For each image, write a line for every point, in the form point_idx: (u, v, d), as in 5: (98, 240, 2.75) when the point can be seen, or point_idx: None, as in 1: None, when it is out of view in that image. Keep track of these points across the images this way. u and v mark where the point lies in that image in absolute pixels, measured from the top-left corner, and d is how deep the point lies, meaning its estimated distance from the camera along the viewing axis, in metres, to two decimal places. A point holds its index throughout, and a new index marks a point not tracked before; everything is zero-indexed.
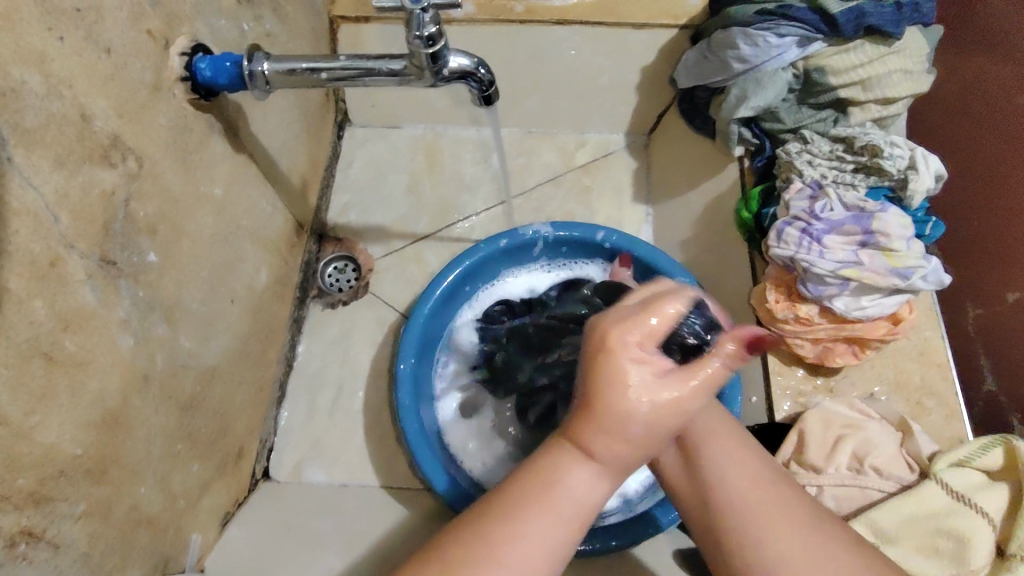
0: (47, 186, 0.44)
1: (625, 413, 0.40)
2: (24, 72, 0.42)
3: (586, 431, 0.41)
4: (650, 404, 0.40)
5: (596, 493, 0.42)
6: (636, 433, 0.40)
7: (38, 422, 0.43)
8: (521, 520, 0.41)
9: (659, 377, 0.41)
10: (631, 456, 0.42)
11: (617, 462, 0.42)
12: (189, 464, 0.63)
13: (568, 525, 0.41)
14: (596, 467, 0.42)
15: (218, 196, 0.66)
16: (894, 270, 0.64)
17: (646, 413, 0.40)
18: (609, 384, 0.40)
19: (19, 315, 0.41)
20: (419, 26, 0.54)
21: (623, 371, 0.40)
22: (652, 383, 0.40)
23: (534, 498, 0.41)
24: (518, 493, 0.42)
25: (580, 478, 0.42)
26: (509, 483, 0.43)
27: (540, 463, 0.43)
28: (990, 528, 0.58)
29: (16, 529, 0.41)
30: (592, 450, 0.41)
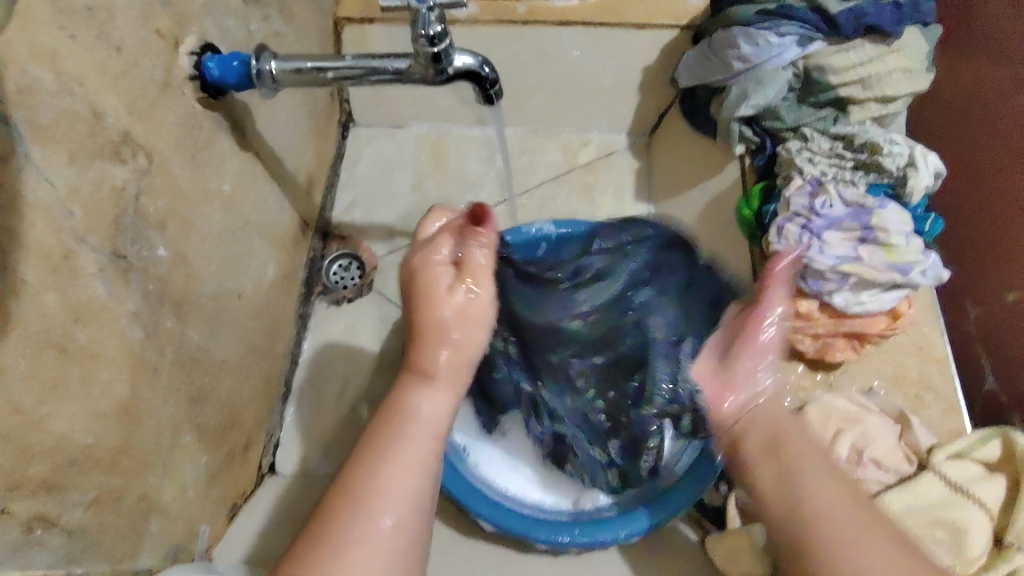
0: (60, 181, 0.45)
1: (442, 331, 0.52)
2: (37, 70, 0.43)
3: (420, 363, 0.53)
4: (450, 306, 0.52)
5: (442, 400, 0.53)
6: (447, 336, 0.52)
7: (50, 412, 0.44)
8: (389, 456, 0.50)
9: (437, 290, 0.53)
10: (455, 360, 0.53)
11: (449, 373, 0.53)
12: (198, 456, 0.64)
13: (426, 448, 0.51)
14: (435, 389, 0.53)
15: (227, 192, 0.67)
16: (892, 266, 0.65)
17: (450, 323, 0.52)
18: (423, 310, 0.53)
19: (33, 307, 0.42)
20: (424, 26, 0.55)
21: (429, 303, 0.52)
22: (444, 296, 0.52)
23: (396, 432, 0.51)
24: (381, 431, 0.52)
25: (428, 403, 0.52)
26: (378, 422, 0.53)
27: (394, 405, 0.53)
28: (986, 518, 0.59)
29: (30, 515, 0.43)
30: (427, 378, 0.52)
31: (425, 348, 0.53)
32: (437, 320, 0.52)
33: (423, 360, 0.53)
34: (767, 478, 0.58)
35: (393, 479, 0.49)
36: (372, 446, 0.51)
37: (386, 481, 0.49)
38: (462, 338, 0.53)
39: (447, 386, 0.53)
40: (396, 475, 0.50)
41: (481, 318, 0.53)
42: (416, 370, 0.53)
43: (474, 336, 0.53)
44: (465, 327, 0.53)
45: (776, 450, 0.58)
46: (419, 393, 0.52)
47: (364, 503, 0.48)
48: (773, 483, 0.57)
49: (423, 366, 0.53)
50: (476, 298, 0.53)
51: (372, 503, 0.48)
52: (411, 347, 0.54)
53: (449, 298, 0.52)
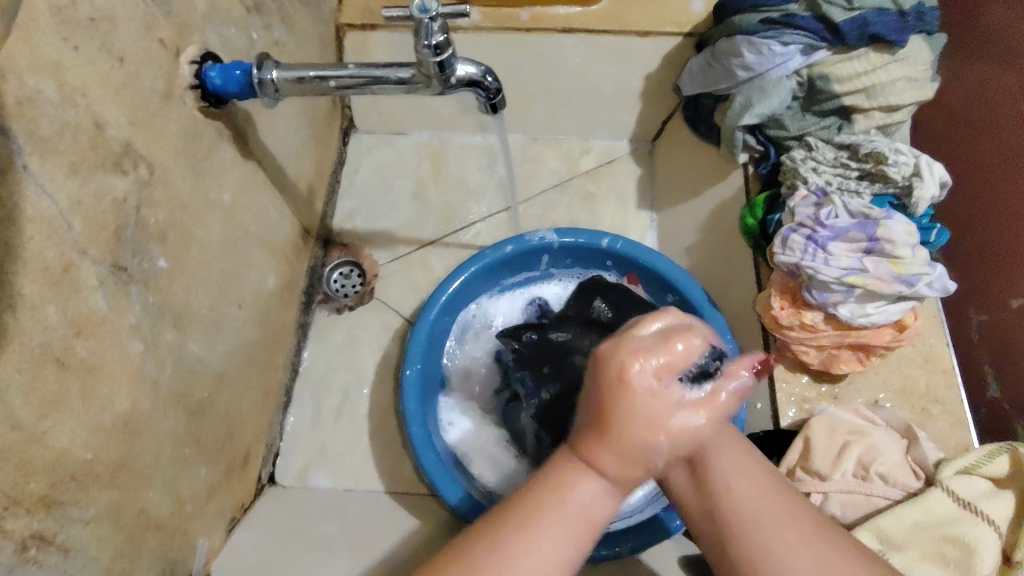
0: (62, 193, 0.44)
1: (646, 436, 0.43)
2: (38, 81, 0.42)
3: (596, 450, 0.44)
4: (665, 430, 0.43)
5: (608, 505, 0.45)
6: (646, 447, 0.43)
7: (50, 426, 0.44)
8: (535, 523, 0.43)
9: (665, 398, 0.43)
10: (630, 469, 0.44)
11: (627, 472, 0.44)
12: (197, 469, 0.63)
13: (580, 531, 0.43)
14: (605, 482, 0.44)
15: (227, 203, 0.66)
16: (899, 278, 0.64)
17: (649, 438, 0.43)
18: (620, 410, 0.43)
19: (33, 321, 0.42)
20: (427, 36, 0.54)
21: (631, 402, 0.43)
22: (662, 409, 0.43)
23: (543, 507, 0.43)
24: (532, 494, 0.44)
25: (589, 495, 0.44)
26: (521, 492, 0.45)
27: (553, 476, 0.45)
28: (996, 535, 0.58)
29: (27, 532, 0.42)
30: (601, 466, 0.44)
31: (616, 442, 0.43)
32: (624, 421, 0.43)
33: (596, 449, 0.44)
34: (687, 497, 0.47)
35: (547, 551, 0.42)
36: (518, 507, 0.44)
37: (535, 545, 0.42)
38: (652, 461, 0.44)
39: (618, 484, 0.44)
40: (546, 547, 0.42)
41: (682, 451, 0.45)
42: (584, 458, 0.45)
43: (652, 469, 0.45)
44: (657, 446, 0.43)
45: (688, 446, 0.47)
46: (585, 475, 0.44)
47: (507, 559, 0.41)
48: (691, 498, 0.47)
49: (592, 451, 0.44)
50: (694, 430, 0.44)
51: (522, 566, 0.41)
52: (589, 438, 0.45)
53: (674, 422, 0.43)
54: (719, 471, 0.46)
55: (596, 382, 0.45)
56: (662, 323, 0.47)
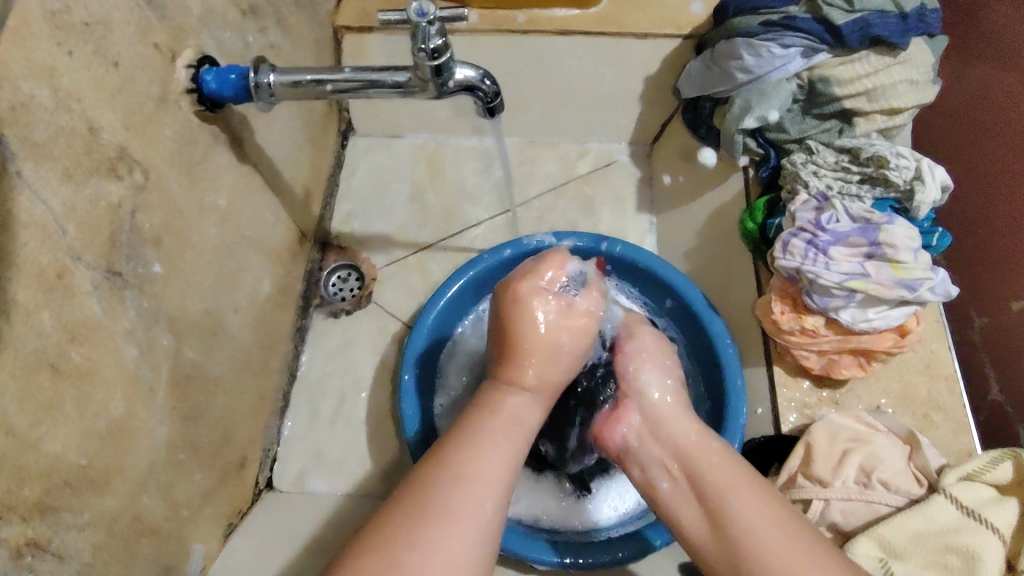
0: (56, 199, 0.44)
1: (542, 342, 0.57)
2: (33, 86, 0.42)
3: (517, 373, 0.56)
4: (548, 329, 0.57)
5: (530, 412, 0.55)
6: (547, 355, 0.57)
7: (44, 433, 0.43)
8: (479, 447, 0.50)
9: (554, 310, 0.58)
10: (552, 375, 0.57)
11: (540, 384, 0.56)
12: (193, 474, 0.63)
13: (514, 441, 0.52)
14: (525, 392, 0.55)
15: (223, 207, 0.66)
16: (901, 282, 0.63)
17: (541, 345, 0.57)
18: (524, 323, 0.57)
19: (26, 327, 0.41)
20: (424, 39, 0.54)
21: (527, 317, 0.58)
22: (548, 317, 0.58)
23: (482, 420, 0.53)
24: (472, 417, 0.54)
25: (518, 400, 0.55)
26: (467, 414, 0.54)
27: (484, 395, 0.56)
28: (1000, 544, 0.57)
29: (21, 540, 0.41)
30: (518, 381, 0.56)
31: (525, 358, 0.57)
32: (530, 338, 0.57)
33: (518, 370, 0.56)
34: (694, 522, 0.52)
35: (488, 473, 0.49)
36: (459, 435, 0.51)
37: (474, 461, 0.49)
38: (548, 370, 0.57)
39: (534, 391, 0.56)
40: (486, 471, 0.49)
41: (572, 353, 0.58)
42: (507, 376, 0.56)
43: (564, 361, 0.58)
44: (556, 352, 0.57)
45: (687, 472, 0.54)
46: (511, 394, 0.55)
47: (462, 486, 0.47)
48: (703, 529, 0.51)
49: (517, 374, 0.56)
50: (577, 324, 0.59)
51: (473, 490, 0.47)
52: (509, 361, 0.57)
53: (563, 322, 0.58)
54: (730, 500, 0.50)
55: (499, 306, 0.61)
56: (553, 272, 0.60)
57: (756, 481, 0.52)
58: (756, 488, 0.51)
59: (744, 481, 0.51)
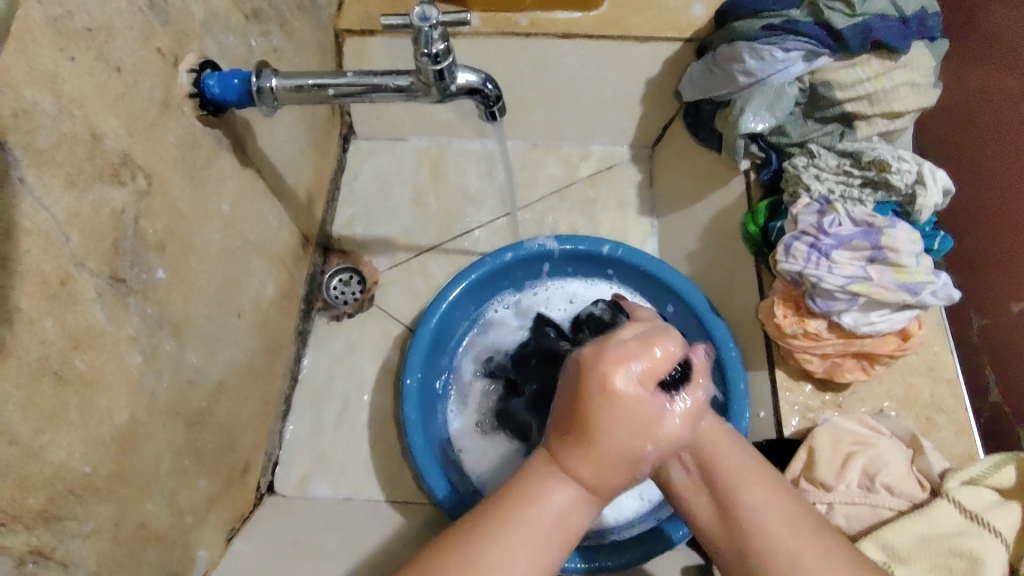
0: (59, 206, 0.44)
1: (626, 448, 0.45)
2: (36, 93, 0.42)
3: (580, 465, 0.46)
4: (640, 438, 0.46)
5: (579, 506, 0.47)
6: (627, 460, 0.46)
7: (48, 441, 0.43)
8: (507, 543, 0.45)
9: (646, 404, 0.46)
10: (621, 476, 0.46)
11: (603, 484, 0.46)
12: (197, 479, 0.63)
13: (549, 544, 0.46)
14: (580, 488, 0.47)
15: (226, 211, 0.66)
16: (904, 286, 0.64)
17: (629, 451, 0.45)
18: (603, 420, 0.45)
19: (30, 335, 0.41)
20: (428, 44, 0.54)
21: (616, 416, 0.45)
22: (634, 417, 0.45)
23: (518, 513, 0.46)
24: (505, 505, 0.47)
25: (566, 501, 0.46)
26: (500, 496, 0.48)
27: (529, 481, 0.47)
28: (1004, 547, 0.57)
29: (25, 549, 0.41)
30: (576, 473, 0.46)
31: (596, 455, 0.45)
32: (613, 442, 0.45)
33: (577, 459, 0.46)
34: (703, 511, 0.50)
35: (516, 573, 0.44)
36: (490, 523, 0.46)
37: (502, 564, 0.44)
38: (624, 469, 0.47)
39: (594, 491, 0.47)
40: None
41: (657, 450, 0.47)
42: (560, 462, 0.47)
43: (639, 460, 0.47)
44: (638, 456, 0.46)
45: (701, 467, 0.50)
46: (562, 487, 0.46)
47: None
48: (714, 521, 0.50)
49: (575, 464, 0.46)
50: (667, 424, 0.47)
51: None
52: (571, 448, 0.46)
53: (655, 423, 0.46)
54: (742, 496, 0.49)
55: (577, 380, 0.47)
56: (652, 360, 0.46)
57: (766, 473, 0.50)
58: (770, 482, 0.49)
59: (755, 476, 0.49)
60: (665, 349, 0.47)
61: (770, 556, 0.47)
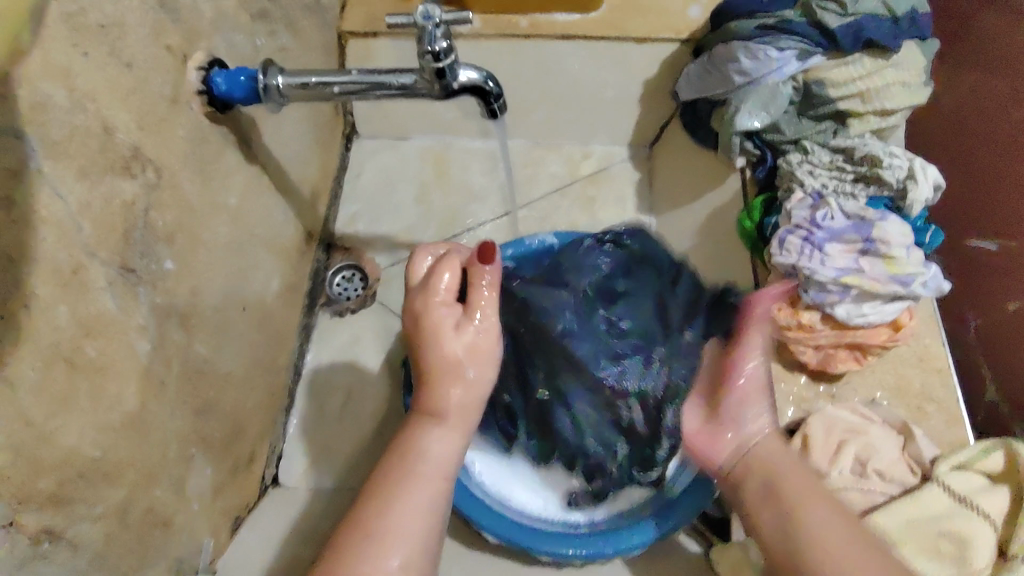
0: (72, 196, 0.45)
1: (454, 363, 0.56)
2: (49, 86, 0.43)
3: (431, 403, 0.56)
4: (459, 340, 0.56)
5: (450, 440, 0.56)
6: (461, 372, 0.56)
7: (59, 425, 0.44)
8: (404, 492, 0.53)
9: (442, 338, 0.56)
10: (466, 398, 0.56)
11: (458, 411, 0.56)
12: (204, 468, 0.64)
13: (435, 484, 0.55)
14: (443, 425, 0.56)
15: (234, 205, 0.67)
16: (894, 278, 0.66)
17: (464, 361, 0.56)
18: (432, 352, 0.56)
19: (43, 320, 0.43)
20: (431, 41, 0.55)
21: (432, 329, 0.56)
22: (449, 339, 0.56)
23: (410, 469, 0.54)
24: (393, 460, 0.56)
25: (438, 441, 0.56)
26: (389, 460, 0.56)
27: (405, 442, 0.56)
28: (992, 530, 0.59)
29: (38, 528, 0.43)
30: (435, 413, 0.56)
31: (435, 386, 0.56)
32: (440, 356, 0.56)
33: (433, 400, 0.56)
34: (772, 525, 0.56)
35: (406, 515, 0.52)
36: (383, 481, 0.54)
37: (401, 511, 0.52)
38: (476, 375, 0.57)
39: (456, 422, 0.57)
40: (406, 518, 0.52)
41: (493, 350, 0.58)
42: (425, 413, 0.57)
43: (477, 380, 0.57)
44: (474, 359, 0.56)
45: (771, 492, 0.57)
46: (430, 431, 0.56)
47: (374, 539, 0.51)
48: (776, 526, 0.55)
49: (435, 406, 0.56)
50: (481, 345, 0.57)
51: (382, 540, 0.51)
52: (422, 397, 0.57)
53: (458, 337, 0.56)
54: (810, 513, 0.54)
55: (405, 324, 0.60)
56: (449, 271, 0.58)
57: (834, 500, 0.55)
58: (830, 504, 0.54)
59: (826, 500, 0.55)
60: (452, 277, 0.58)
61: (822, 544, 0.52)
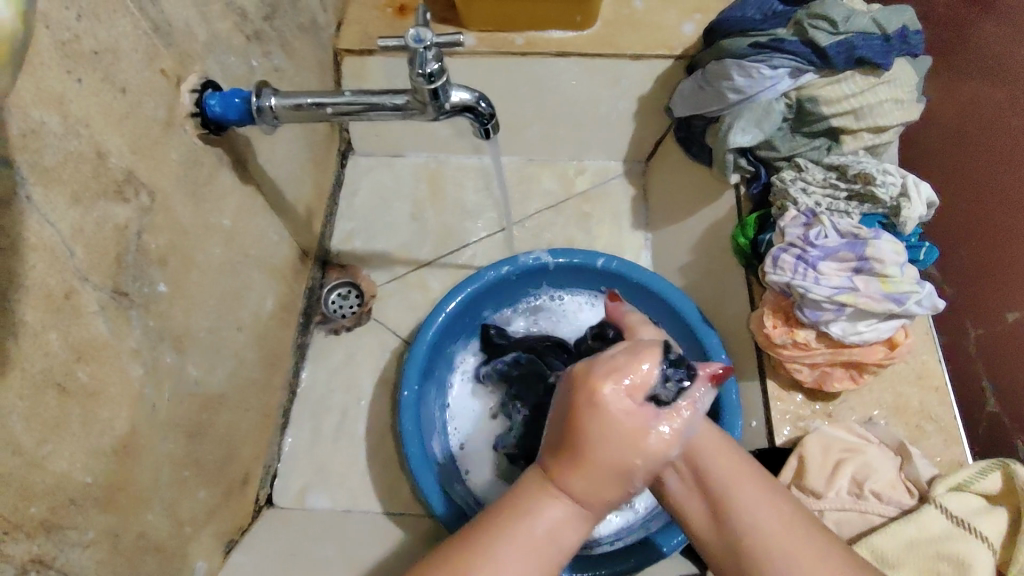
0: (64, 221, 0.45)
1: (610, 458, 0.47)
2: (43, 113, 0.43)
3: (571, 479, 0.47)
4: (625, 441, 0.47)
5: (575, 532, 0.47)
6: (624, 473, 0.47)
7: (50, 451, 0.44)
8: (508, 555, 0.45)
9: (636, 424, 0.48)
10: (611, 498, 0.48)
11: (597, 503, 0.47)
12: (196, 491, 0.64)
13: (546, 560, 0.46)
14: (575, 504, 0.47)
15: (227, 226, 0.67)
16: (889, 296, 0.65)
17: (625, 466, 0.47)
18: (598, 443, 0.47)
19: (34, 347, 0.42)
20: (422, 65, 0.55)
21: (605, 423, 0.47)
22: (623, 427, 0.47)
23: (523, 528, 0.46)
24: (499, 517, 0.47)
25: (559, 516, 0.47)
26: (499, 515, 0.47)
27: (524, 504, 0.48)
28: (989, 552, 0.58)
29: (27, 557, 0.42)
30: (571, 489, 0.47)
31: (587, 472, 0.47)
32: (610, 455, 0.47)
33: (574, 481, 0.47)
34: (699, 514, 0.50)
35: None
36: (490, 538, 0.46)
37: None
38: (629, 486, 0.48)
39: (588, 508, 0.47)
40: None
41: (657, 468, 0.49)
42: (559, 483, 0.48)
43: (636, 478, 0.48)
44: (629, 471, 0.47)
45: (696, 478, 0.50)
46: (559, 503, 0.47)
47: None
48: (705, 517, 0.49)
49: (574, 486, 0.47)
50: (659, 445, 0.48)
51: None
52: (563, 465, 0.48)
53: (636, 438, 0.47)
54: (736, 494, 0.48)
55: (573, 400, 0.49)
56: (637, 374, 0.49)
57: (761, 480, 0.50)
58: (760, 484, 0.49)
59: (760, 485, 0.49)
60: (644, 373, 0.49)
61: (750, 539, 0.46)
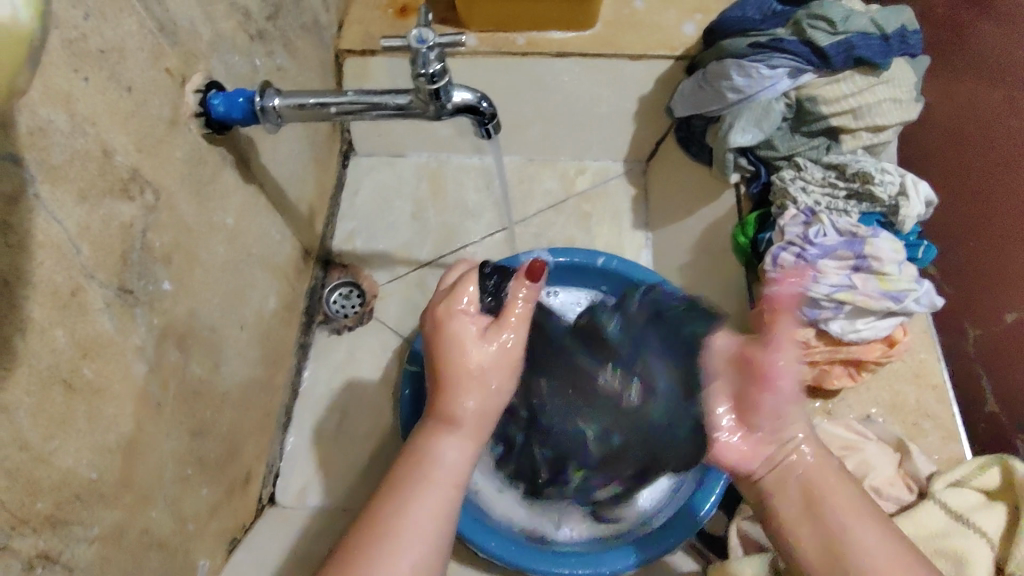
0: (70, 219, 0.45)
1: (460, 371, 0.54)
2: (50, 111, 0.44)
3: (445, 408, 0.55)
4: (478, 354, 0.55)
5: (466, 455, 0.55)
6: (479, 380, 0.55)
7: (56, 447, 0.44)
8: (410, 501, 0.52)
9: (476, 336, 0.55)
10: (484, 407, 0.55)
11: (475, 421, 0.55)
12: (200, 488, 0.64)
13: (447, 494, 0.53)
14: (461, 434, 0.55)
15: (231, 225, 0.67)
16: (887, 294, 0.66)
17: (478, 375, 0.54)
18: (452, 362, 0.55)
19: (42, 343, 0.43)
20: (425, 65, 0.56)
21: (450, 341, 0.55)
22: (474, 345, 0.55)
23: (423, 470, 0.53)
24: (403, 469, 0.54)
25: (452, 446, 0.54)
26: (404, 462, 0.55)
27: (419, 447, 0.55)
28: (988, 546, 0.59)
29: (33, 552, 0.43)
30: (455, 420, 0.54)
31: (449, 395, 0.55)
32: (462, 367, 0.54)
33: (448, 408, 0.55)
34: (808, 537, 0.57)
35: (417, 525, 0.51)
36: (396, 487, 0.53)
37: (407, 523, 0.51)
38: (496, 389, 0.55)
39: (473, 433, 0.55)
40: (419, 519, 0.51)
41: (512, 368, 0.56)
42: (444, 421, 0.55)
43: (497, 387, 0.55)
44: (484, 378, 0.55)
45: (814, 505, 0.58)
46: (446, 436, 0.54)
47: (388, 545, 0.50)
48: (815, 546, 0.56)
49: (451, 413, 0.55)
50: (510, 348, 0.56)
51: (395, 546, 0.50)
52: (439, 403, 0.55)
53: (480, 347, 0.55)
54: (858, 533, 0.55)
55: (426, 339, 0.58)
56: (470, 292, 0.58)
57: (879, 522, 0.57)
58: (876, 527, 0.56)
59: (870, 521, 0.56)
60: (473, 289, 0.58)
61: (864, 565, 0.54)
